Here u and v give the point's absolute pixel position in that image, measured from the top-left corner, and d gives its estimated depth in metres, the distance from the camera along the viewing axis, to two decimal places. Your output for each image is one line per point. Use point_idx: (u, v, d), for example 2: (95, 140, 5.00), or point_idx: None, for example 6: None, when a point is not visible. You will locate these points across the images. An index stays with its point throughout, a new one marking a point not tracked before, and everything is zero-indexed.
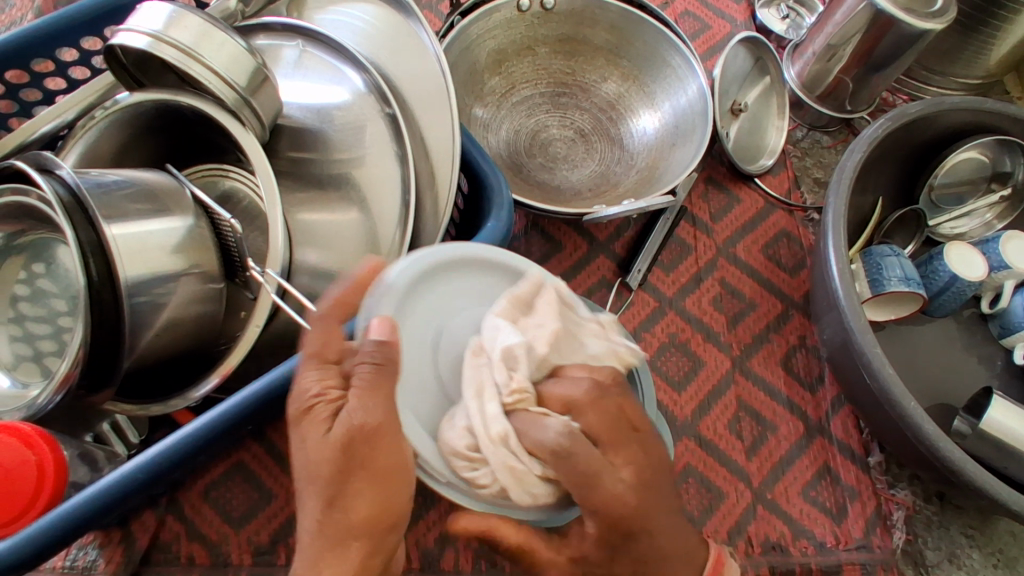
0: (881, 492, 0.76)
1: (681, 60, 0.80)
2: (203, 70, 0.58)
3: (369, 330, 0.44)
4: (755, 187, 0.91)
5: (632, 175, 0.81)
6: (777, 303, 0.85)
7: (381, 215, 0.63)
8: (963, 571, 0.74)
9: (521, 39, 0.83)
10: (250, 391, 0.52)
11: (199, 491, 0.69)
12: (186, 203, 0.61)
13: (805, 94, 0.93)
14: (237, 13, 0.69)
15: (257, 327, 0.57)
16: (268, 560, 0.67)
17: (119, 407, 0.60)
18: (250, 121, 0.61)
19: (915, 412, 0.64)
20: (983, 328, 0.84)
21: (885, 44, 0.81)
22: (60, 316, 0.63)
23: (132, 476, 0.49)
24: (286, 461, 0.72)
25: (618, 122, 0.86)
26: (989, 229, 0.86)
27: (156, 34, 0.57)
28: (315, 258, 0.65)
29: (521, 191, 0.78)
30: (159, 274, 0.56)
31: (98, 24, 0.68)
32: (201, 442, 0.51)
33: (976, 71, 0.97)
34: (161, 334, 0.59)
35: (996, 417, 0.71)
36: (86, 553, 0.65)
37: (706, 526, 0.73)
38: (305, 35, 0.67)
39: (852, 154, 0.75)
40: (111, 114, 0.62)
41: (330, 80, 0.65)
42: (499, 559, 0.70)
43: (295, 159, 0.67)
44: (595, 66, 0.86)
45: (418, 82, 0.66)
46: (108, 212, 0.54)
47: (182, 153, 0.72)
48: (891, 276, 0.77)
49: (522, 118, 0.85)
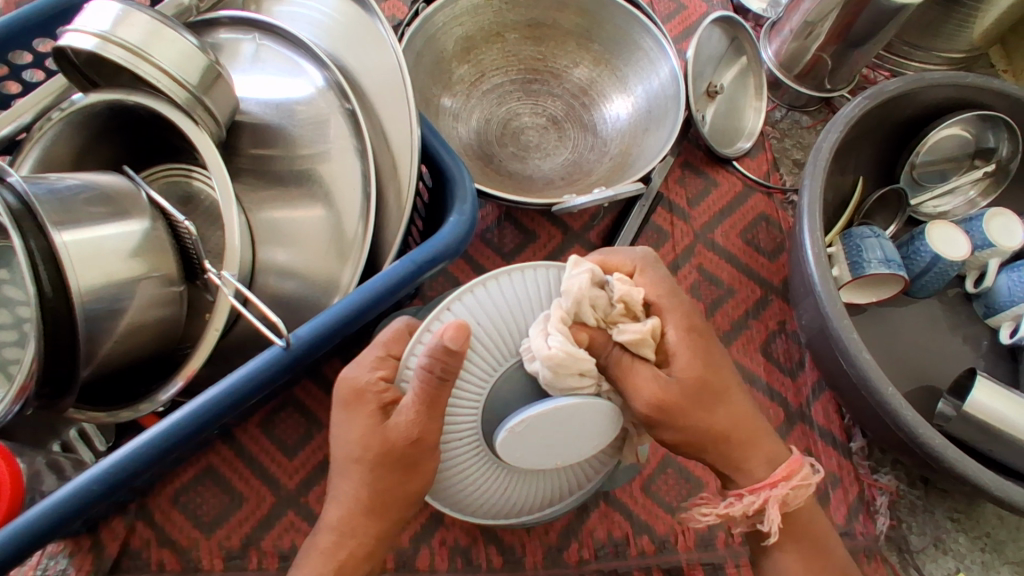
0: (863, 478, 0.76)
1: (652, 42, 0.78)
2: (153, 69, 0.56)
3: (442, 333, 0.45)
4: (732, 170, 0.89)
5: (605, 163, 0.80)
6: (756, 289, 0.84)
7: (344, 211, 0.61)
8: (948, 555, 0.73)
9: (489, 25, 0.81)
10: (206, 398, 0.50)
11: (169, 495, 0.69)
12: (142, 205, 0.60)
13: (782, 74, 0.92)
14: (192, 9, 0.66)
15: (217, 331, 0.55)
16: (240, 565, 0.66)
17: (86, 415, 0.58)
18: (204, 120, 0.59)
19: (893, 397, 0.63)
20: (967, 308, 0.82)
21: (863, 19, 0.79)
22: (24, 322, 0.61)
23: (86, 488, 0.47)
24: (258, 464, 0.71)
25: (591, 108, 0.84)
26: (972, 207, 0.85)
27: (104, 33, 0.55)
28: (282, 257, 0.64)
29: (492, 182, 0.77)
30: (115, 280, 0.55)
31: (51, 24, 0.66)
32: (155, 453, 0.49)
33: (959, 45, 0.95)
34: (121, 341, 0.58)
35: (980, 399, 0.69)
36: (56, 562, 0.64)
37: (683, 517, 0.73)
38: (261, 28, 0.65)
39: (828, 135, 0.73)
40: (68, 115, 0.60)
41: (289, 75, 0.63)
42: (476, 557, 0.69)
43: (256, 156, 0.66)
44: (566, 51, 0.84)
45: (378, 75, 0.63)
46: (59, 218, 0.52)
47: (141, 154, 0.71)
48: (871, 258, 0.75)
49: (493, 106, 0.83)
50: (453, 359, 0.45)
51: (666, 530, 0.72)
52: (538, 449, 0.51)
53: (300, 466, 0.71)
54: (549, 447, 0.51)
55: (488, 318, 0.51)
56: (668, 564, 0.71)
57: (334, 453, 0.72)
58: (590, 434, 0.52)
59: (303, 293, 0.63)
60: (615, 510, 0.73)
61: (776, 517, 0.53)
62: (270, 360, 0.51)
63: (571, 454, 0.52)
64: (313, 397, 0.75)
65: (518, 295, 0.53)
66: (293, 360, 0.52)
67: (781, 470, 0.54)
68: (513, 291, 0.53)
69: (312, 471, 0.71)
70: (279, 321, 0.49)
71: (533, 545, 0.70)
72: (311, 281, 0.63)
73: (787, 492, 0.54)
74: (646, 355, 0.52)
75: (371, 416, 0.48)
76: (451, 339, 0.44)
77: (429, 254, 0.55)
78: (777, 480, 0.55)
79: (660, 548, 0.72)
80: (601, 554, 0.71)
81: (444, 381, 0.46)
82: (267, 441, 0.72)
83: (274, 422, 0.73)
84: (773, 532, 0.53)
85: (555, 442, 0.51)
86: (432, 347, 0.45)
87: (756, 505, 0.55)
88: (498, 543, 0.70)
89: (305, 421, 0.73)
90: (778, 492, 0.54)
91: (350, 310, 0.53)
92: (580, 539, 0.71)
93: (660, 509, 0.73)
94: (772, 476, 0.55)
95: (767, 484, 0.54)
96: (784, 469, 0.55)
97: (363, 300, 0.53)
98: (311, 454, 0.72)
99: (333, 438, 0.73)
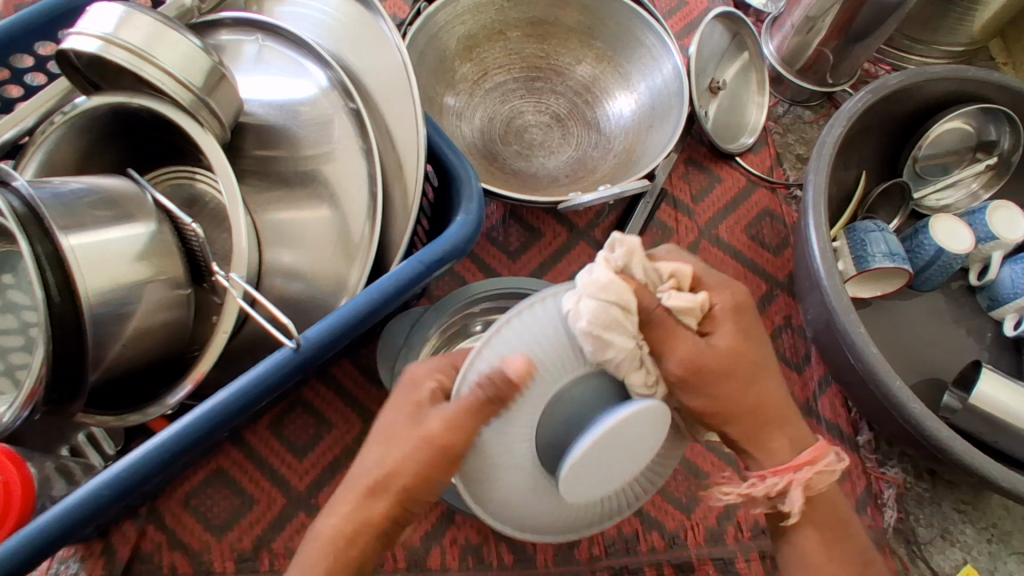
0: (871, 471, 0.76)
1: (655, 39, 0.78)
2: (157, 72, 0.56)
3: (510, 367, 0.44)
4: (735, 165, 0.89)
5: (609, 160, 0.80)
6: (762, 284, 0.84)
7: (351, 211, 0.61)
8: (956, 547, 0.74)
9: (491, 24, 0.81)
10: (217, 401, 0.50)
11: (179, 498, 0.69)
12: (148, 208, 0.60)
13: (784, 69, 0.92)
14: (193, 10, 0.66)
15: (226, 333, 0.55)
16: (252, 567, 0.66)
17: (95, 419, 0.58)
18: (208, 121, 0.59)
19: (901, 391, 0.63)
20: (971, 300, 0.83)
21: (864, 15, 0.79)
22: (31, 326, 0.61)
23: (98, 492, 0.47)
24: (267, 465, 0.71)
25: (594, 105, 0.84)
26: (975, 200, 0.85)
27: (106, 36, 0.55)
28: (289, 258, 0.64)
29: (498, 181, 0.77)
30: (121, 283, 0.55)
31: (52, 27, 0.65)
32: (167, 455, 0.49)
33: (959, 39, 0.95)
34: (129, 344, 0.58)
35: (985, 391, 0.70)
36: (67, 566, 0.64)
37: (693, 513, 0.73)
38: (264, 29, 0.65)
39: (832, 129, 0.73)
40: (70, 119, 0.60)
41: (293, 76, 0.63)
42: (486, 555, 0.69)
43: (261, 157, 0.66)
44: (568, 48, 0.84)
45: (382, 74, 0.63)
46: (64, 222, 0.52)
47: (145, 157, 0.70)
48: (875, 252, 0.75)
49: (496, 104, 0.83)
50: (509, 388, 0.45)
51: (676, 526, 0.72)
52: (600, 471, 0.48)
53: (309, 467, 0.71)
54: (611, 465, 0.48)
55: (544, 347, 0.48)
56: (678, 559, 0.71)
57: (343, 454, 0.72)
58: (645, 447, 0.49)
59: (311, 294, 0.63)
60: (624, 507, 0.73)
61: (798, 499, 0.52)
62: (281, 362, 0.51)
63: (629, 469, 0.49)
64: (321, 398, 0.75)
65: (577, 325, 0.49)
66: (304, 362, 0.52)
67: (806, 452, 0.53)
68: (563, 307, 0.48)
69: (322, 472, 0.71)
70: (289, 323, 0.49)
71: (544, 543, 0.70)
72: (319, 281, 0.62)
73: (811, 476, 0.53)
74: (689, 322, 0.52)
75: (385, 417, 0.48)
76: (516, 372, 0.44)
77: (438, 253, 0.55)
78: (801, 463, 0.53)
79: (669, 543, 0.72)
80: (611, 551, 0.71)
81: (490, 405, 0.45)
82: (276, 442, 0.72)
83: (283, 423, 0.73)
84: (795, 513, 0.52)
85: (616, 460, 0.48)
86: (494, 374, 0.45)
87: (778, 487, 0.53)
88: (508, 541, 0.70)
89: (314, 422, 0.73)
90: (801, 475, 0.53)
91: (360, 311, 0.53)
92: (590, 536, 0.71)
93: (668, 504, 0.73)
94: (797, 458, 0.53)
95: (792, 467, 0.53)
96: (809, 454, 0.53)
97: (373, 300, 0.53)
98: (321, 455, 0.72)
99: (342, 439, 0.73)
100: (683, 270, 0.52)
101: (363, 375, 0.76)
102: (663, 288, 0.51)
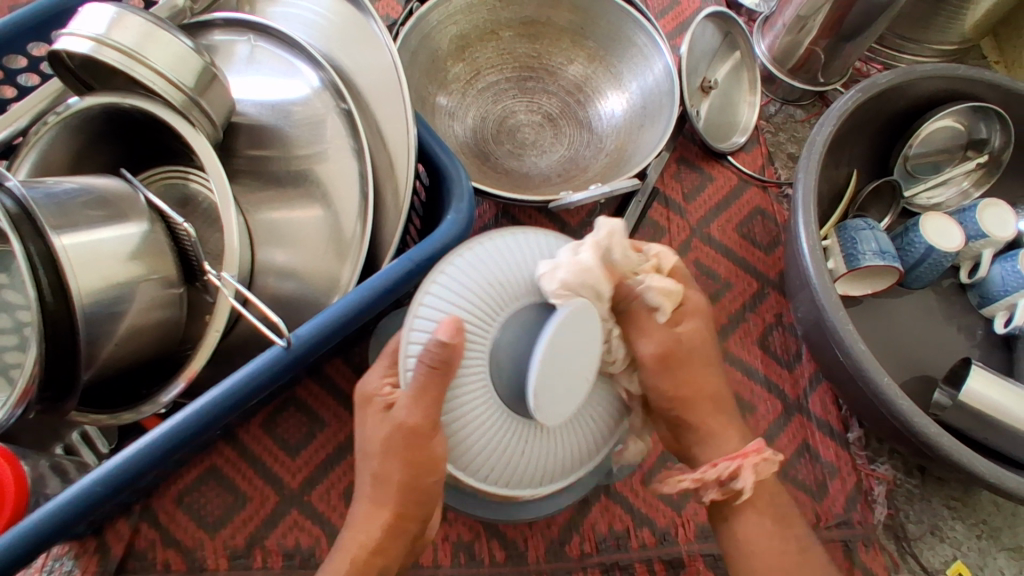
0: (861, 468, 0.76)
1: (646, 38, 0.78)
2: (149, 72, 0.56)
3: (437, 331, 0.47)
4: (727, 165, 0.90)
5: (600, 159, 0.80)
6: (753, 282, 0.84)
7: (342, 211, 0.61)
8: (946, 543, 0.74)
9: (484, 24, 0.81)
10: (207, 399, 0.50)
11: (173, 496, 0.69)
12: (140, 207, 0.60)
13: (776, 69, 0.92)
14: (185, 11, 0.66)
15: (218, 332, 0.55)
16: (244, 564, 0.67)
17: (88, 417, 0.58)
18: (200, 122, 0.59)
19: (890, 388, 0.64)
20: (962, 298, 0.83)
21: (855, 13, 0.79)
22: (24, 326, 0.61)
23: (90, 489, 0.48)
24: (260, 464, 0.71)
25: (586, 104, 0.84)
26: (965, 198, 0.85)
27: (98, 37, 0.55)
28: (282, 258, 0.64)
29: (489, 180, 0.77)
30: (114, 282, 0.55)
31: (44, 28, 0.66)
32: (159, 452, 0.49)
33: (951, 37, 0.95)
34: (121, 343, 0.58)
35: (975, 388, 0.70)
36: (61, 564, 0.65)
37: (684, 509, 0.74)
38: (256, 29, 0.65)
39: (821, 128, 0.73)
40: (64, 120, 0.60)
41: (285, 76, 0.64)
42: (478, 552, 0.70)
43: (254, 157, 0.66)
44: (560, 48, 0.84)
45: (373, 74, 0.64)
46: (57, 221, 0.52)
47: (138, 157, 0.71)
48: (866, 250, 0.76)
49: (489, 104, 0.83)
50: (447, 352, 0.47)
51: (667, 523, 0.73)
52: (552, 386, 0.49)
53: (302, 465, 0.72)
54: (558, 374, 0.50)
55: (466, 296, 0.51)
56: (669, 555, 0.72)
57: (335, 452, 0.73)
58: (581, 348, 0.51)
59: (303, 294, 0.63)
60: (616, 504, 0.73)
61: (750, 480, 0.54)
62: (271, 360, 0.51)
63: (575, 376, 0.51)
64: (314, 396, 0.75)
65: (487, 265, 0.53)
66: (294, 360, 0.52)
67: (752, 440, 0.56)
68: (489, 263, 0.53)
69: (315, 469, 0.71)
70: (280, 321, 0.49)
71: (536, 540, 0.71)
72: (311, 281, 0.63)
73: (760, 461, 0.55)
74: (662, 309, 0.56)
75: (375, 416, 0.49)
76: (445, 333, 0.47)
77: (428, 253, 0.55)
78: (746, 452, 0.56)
79: (660, 540, 0.72)
80: (603, 547, 0.71)
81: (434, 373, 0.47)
82: (269, 441, 0.72)
83: (276, 421, 0.74)
84: (746, 491, 0.54)
85: (561, 372, 0.50)
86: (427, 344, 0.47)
87: (729, 471, 0.55)
88: (500, 538, 0.71)
89: (307, 420, 0.74)
90: (750, 460, 0.55)
91: (350, 309, 0.53)
92: (582, 533, 0.72)
93: (659, 501, 0.74)
94: (744, 446, 0.56)
95: (740, 453, 0.55)
96: (755, 442, 0.56)
97: (363, 299, 0.54)
98: (314, 452, 0.72)
99: (335, 437, 0.73)
100: (663, 261, 0.57)
101: (356, 373, 0.76)
102: (644, 272, 0.56)
